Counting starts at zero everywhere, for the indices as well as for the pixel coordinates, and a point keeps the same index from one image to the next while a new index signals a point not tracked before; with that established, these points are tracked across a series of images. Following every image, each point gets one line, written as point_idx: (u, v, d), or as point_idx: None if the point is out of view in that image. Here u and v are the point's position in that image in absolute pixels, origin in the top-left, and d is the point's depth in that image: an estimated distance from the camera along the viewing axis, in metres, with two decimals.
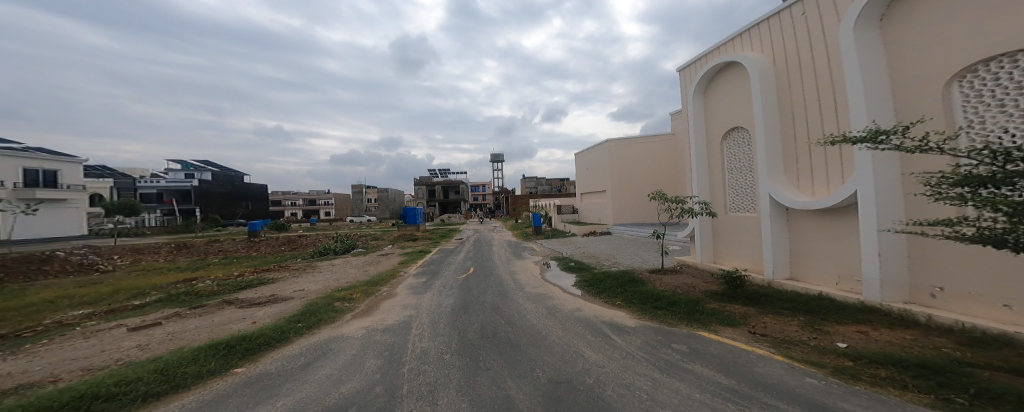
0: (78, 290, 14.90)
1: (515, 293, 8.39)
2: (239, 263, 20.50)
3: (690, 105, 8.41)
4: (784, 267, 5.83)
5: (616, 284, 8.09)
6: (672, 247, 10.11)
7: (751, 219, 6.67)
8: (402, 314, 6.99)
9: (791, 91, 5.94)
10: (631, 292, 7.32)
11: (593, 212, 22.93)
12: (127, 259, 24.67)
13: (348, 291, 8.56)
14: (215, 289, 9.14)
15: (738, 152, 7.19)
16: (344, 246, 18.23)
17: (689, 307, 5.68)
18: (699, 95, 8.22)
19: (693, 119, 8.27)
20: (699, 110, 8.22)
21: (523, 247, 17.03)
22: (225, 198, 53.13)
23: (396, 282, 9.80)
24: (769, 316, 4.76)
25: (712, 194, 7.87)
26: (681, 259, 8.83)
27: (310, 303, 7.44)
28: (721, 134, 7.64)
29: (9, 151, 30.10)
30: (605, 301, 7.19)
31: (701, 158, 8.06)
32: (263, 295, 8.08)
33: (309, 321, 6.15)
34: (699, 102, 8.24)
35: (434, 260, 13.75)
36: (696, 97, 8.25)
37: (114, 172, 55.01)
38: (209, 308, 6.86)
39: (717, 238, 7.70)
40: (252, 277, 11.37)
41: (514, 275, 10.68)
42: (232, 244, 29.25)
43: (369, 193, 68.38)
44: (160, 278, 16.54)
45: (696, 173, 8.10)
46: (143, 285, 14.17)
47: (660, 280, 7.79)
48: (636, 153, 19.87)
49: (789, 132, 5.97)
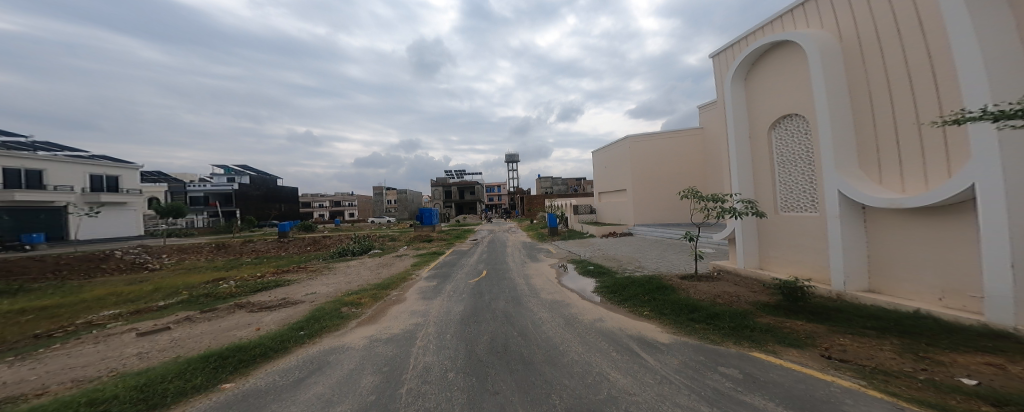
0: (122, 288, 15.59)
1: (529, 300, 7.74)
2: (266, 264, 20.95)
3: (727, 91, 7.39)
4: (859, 277, 4.88)
5: (642, 292, 7.22)
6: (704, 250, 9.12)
7: (810, 219, 5.68)
8: (408, 322, 6.50)
9: (867, 68, 4.90)
10: (661, 301, 6.43)
11: (612, 212, 21.87)
12: (172, 258, 25.95)
13: (358, 295, 8.21)
14: (231, 291, 9.04)
15: (791, 143, 6.18)
16: (361, 248, 18.20)
17: (735, 321, 4.78)
18: (738, 80, 7.20)
19: (732, 107, 7.24)
20: (739, 96, 7.20)
21: (540, 249, 16.31)
22: (261, 201, 55.60)
23: (407, 286, 9.36)
24: (845, 337, 3.85)
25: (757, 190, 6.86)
26: (716, 262, 7.87)
27: (317, 308, 7.10)
28: (768, 123, 6.61)
29: (80, 159, 32.69)
30: (631, 311, 6.34)
31: (743, 151, 7.03)
32: (275, 298, 7.86)
33: (311, 329, 5.77)
34: (738, 87, 7.22)
35: (449, 262, 13.28)
36: (735, 82, 7.23)
37: (163, 176, 58.83)
38: (219, 312, 6.63)
39: (764, 241, 6.73)
40: (271, 279, 11.31)
41: (528, 279, 10.00)
42: (263, 245, 30.25)
43: (392, 193, 69.67)
44: (192, 278, 17.02)
45: (735, 168, 7.07)
46: (174, 285, 14.59)
47: (694, 287, 6.85)
48: (659, 149, 18.62)
49: (866, 116, 4.94)
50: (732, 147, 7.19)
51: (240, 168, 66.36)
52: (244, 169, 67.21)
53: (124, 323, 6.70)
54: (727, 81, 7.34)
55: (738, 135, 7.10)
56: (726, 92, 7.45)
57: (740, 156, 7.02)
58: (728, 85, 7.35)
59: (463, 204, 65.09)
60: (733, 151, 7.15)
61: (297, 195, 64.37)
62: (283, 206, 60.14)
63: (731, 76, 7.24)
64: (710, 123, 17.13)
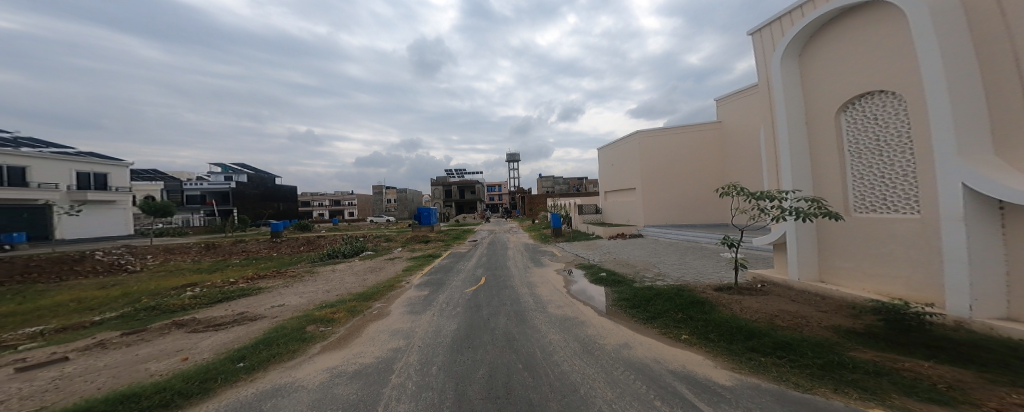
0: (88, 293, 14.33)
1: (535, 317, 6.58)
2: (252, 266, 19.67)
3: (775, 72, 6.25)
4: (993, 301, 3.76)
5: (674, 307, 5.97)
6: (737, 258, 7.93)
7: (905, 224, 4.55)
8: (388, 346, 5.27)
9: (1005, 26, 3.73)
10: (701, 321, 5.17)
11: (618, 212, 20.67)
12: (158, 258, 24.73)
13: (333, 308, 7.00)
14: (189, 301, 7.79)
15: (872, 130, 5.00)
16: (353, 249, 17.01)
17: (821, 357, 3.53)
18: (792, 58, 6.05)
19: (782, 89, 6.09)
20: (791, 76, 6.07)
21: (542, 251, 15.13)
22: (259, 200, 54.40)
23: (393, 297, 8.16)
24: (1012, 392, 2.62)
25: (818, 188, 5.68)
26: (757, 272, 6.66)
27: (278, 326, 5.83)
28: (835, 105, 5.44)
29: (68, 156, 31.61)
30: (665, 334, 5.05)
31: (800, 140, 5.86)
32: (229, 312, 6.61)
33: (256, 358, 4.50)
34: (789, 66, 6.10)
35: (443, 266, 12.00)
36: (786, 60, 6.11)
37: (158, 174, 57.61)
38: (150, 332, 5.40)
39: (827, 249, 5.57)
40: (244, 285, 10.04)
41: (533, 290, 8.70)
42: (253, 245, 29.02)
43: (390, 192, 68.37)
44: (169, 281, 15.75)
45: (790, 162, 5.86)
46: (145, 289, 13.37)
47: (738, 303, 5.61)
48: (671, 145, 17.29)
49: (1004, 89, 3.77)
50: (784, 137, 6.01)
51: (235, 166, 64.99)
52: (239, 167, 65.78)
53: (39, 344, 5.65)
54: (776, 59, 6.20)
55: (792, 121, 5.93)
56: (773, 73, 6.32)
57: (797, 147, 5.84)
58: (776, 65, 6.22)
59: (464, 204, 64.11)
60: (785, 141, 5.98)
61: (295, 194, 63.10)
62: (281, 205, 59.10)
63: (781, 53, 6.10)
64: (730, 117, 15.60)
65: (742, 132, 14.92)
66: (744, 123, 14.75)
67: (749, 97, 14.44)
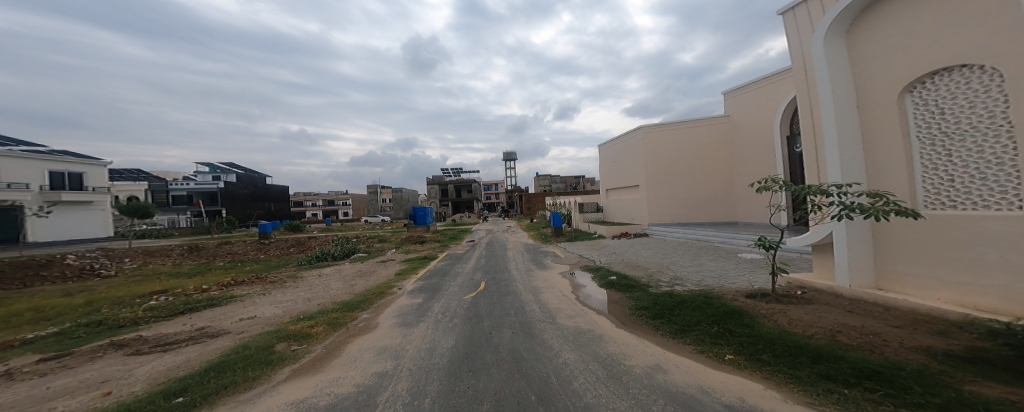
0: (54, 300, 13.23)
1: (543, 331, 5.76)
2: (237, 269, 18.63)
3: (816, 51, 5.47)
4: None
5: (706, 318, 5.15)
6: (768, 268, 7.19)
7: (1000, 223, 3.77)
8: (371, 369, 4.39)
9: None
10: (745, 337, 4.34)
11: (621, 211, 19.89)
12: (137, 262, 23.50)
13: (311, 321, 6.11)
14: (146, 313, 6.82)
15: (953, 112, 4.26)
16: (343, 251, 16.06)
17: (934, 392, 2.74)
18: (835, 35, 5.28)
19: (826, 71, 5.33)
20: (836, 55, 5.30)
21: (543, 252, 14.34)
22: (249, 200, 52.94)
23: (381, 306, 7.29)
24: None
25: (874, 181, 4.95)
26: (794, 277, 5.89)
27: (242, 344, 4.93)
28: (896, 87, 4.68)
29: (41, 155, 30.19)
30: (703, 354, 4.21)
31: (850, 128, 5.12)
32: (189, 328, 5.69)
33: (200, 391, 3.60)
34: (833, 44, 5.33)
35: (439, 269, 11.09)
36: (830, 37, 5.32)
37: (145, 175, 55.98)
38: (81, 357, 4.49)
39: (885, 251, 4.84)
40: (219, 292, 9.09)
41: (539, 296, 7.84)
42: (242, 247, 27.88)
43: (384, 192, 67.08)
44: (146, 287, 14.70)
45: (842, 154, 5.12)
46: (115, 297, 12.32)
47: (782, 312, 4.83)
48: (677, 140, 16.49)
49: None
50: (829, 125, 5.28)
51: (225, 166, 63.39)
52: (230, 167, 64.19)
53: None
54: (817, 37, 5.42)
55: (840, 107, 5.18)
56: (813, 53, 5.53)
57: (847, 136, 5.11)
58: (817, 43, 5.42)
59: (459, 203, 63.09)
60: (831, 130, 5.24)
61: (286, 194, 61.59)
62: (272, 205, 57.70)
63: (825, 29, 5.30)
64: (739, 110, 14.75)
65: (753, 127, 14.06)
66: (755, 117, 13.91)
67: (761, 90, 13.50)
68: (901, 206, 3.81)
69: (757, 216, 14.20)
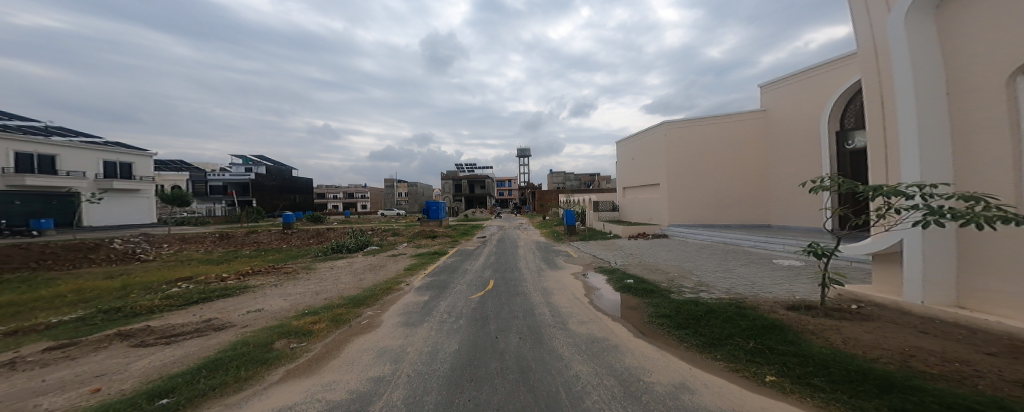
0: (91, 283, 13.84)
1: (553, 337, 5.41)
2: (258, 258, 19.10)
3: (895, 36, 5.12)
4: None
5: (738, 331, 4.62)
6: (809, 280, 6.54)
7: None
8: (370, 373, 4.15)
9: None
10: (789, 356, 3.79)
11: (638, 210, 19.10)
12: (174, 247, 24.66)
13: (316, 316, 5.97)
14: (159, 301, 6.86)
15: None
16: (358, 243, 16.15)
17: None
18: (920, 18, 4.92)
19: (906, 56, 4.99)
20: (920, 40, 4.94)
21: (555, 250, 13.90)
22: (277, 191, 54.89)
23: (387, 303, 7.10)
24: None
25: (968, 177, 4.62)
26: (849, 290, 5.41)
27: (241, 339, 4.79)
28: (998, 72, 4.36)
29: (95, 145, 32.10)
30: (738, 375, 3.70)
31: (935, 118, 4.82)
32: (197, 319, 5.64)
33: (186, 392, 3.42)
34: (917, 27, 4.96)
35: (448, 266, 10.86)
36: (913, 18, 4.95)
37: (185, 164, 58.89)
38: (85, 347, 4.43)
39: (973, 268, 4.38)
40: (233, 281, 9.17)
41: (550, 298, 7.44)
42: (266, 236, 28.77)
43: (402, 186, 67.97)
44: (172, 273, 15.19)
45: (927, 147, 4.79)
46: (144, 281, 12.76)
47: (833, 331, 4.26)
48: (705, 136, 15.44)
49: None
50: (908, 114, 4.97)
51: (255, 158, 65.80)
52: (258, 159, 66.60)
53: None
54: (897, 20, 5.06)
55: (923, 94, 4.86)
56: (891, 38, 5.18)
57: (930, 127, 4.81)
58: (896, 25, 5.06)
59: (475, 198, 63.22)
60: (910, 120, 4.93)
61: (310, 186, 63.43)
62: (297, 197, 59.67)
63: (906, 11, 4.94)
64: (777, 104, 13.72)
65: (792, 122, 13.05)
66: (796, 111, 12.89)
67: (805, 82, 12.49)
68: (1001, 211, 3.44)
69: (793, 219, 13.02)
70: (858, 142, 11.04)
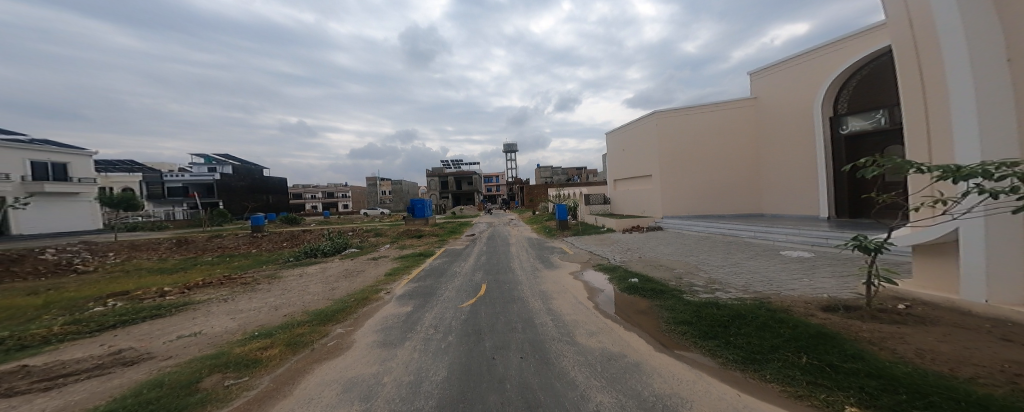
0: (16, 300, 12.04)
1: (560, 356, 4.47)
2: (223, 265, 17.43)
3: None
4: None
5: (784, 343, 3.82)
6: (832, 276, 5.94)
7: None
8: None
9: None
10: (864, 378, 3.01)
11: (629, 202, 18.56)
12: (123, 256, 22.33)
13: (267, 341, 4.84)
14: (72, 328, 5.55)
15: None
16: (334, 246, 14.85)
17: None
18: None
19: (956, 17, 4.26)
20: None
21: (548, 247, 13.07)
22: (247, 192, 51.67)
23: (361, 318, 6.02)
24: None
25: None
26: (893, 288, 4.79)
27: (152, 379, 3.68)
28: None
29: (18, 144, 28.67)
30: (806, 406, 2.87)
31: (993, 88, 4.14)
32: (106, 353, 4.43)
33: None
34: None
35: (434, 268, 9.80)
36: None
37: (141, 166, 54.78)
38: None
39: None
40: (178, 296, 7.84)
41: (550, 305, 6.55)
42: (233, 240, 26.65)
43: (382, 184, 65.38)
44: (119, 285, 13.48)
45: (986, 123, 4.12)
46: (79, 296, 11.14)
47: (901, 339, 3.51)
48: (694, 125, 14.96)
49: None
50: (963, 87, 4.27)
51: (221, 158, 61.88)
52: (225, 158, 62.70)
53: None
54: None
55: (977, 60, 4.18)
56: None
57: (988, 98, 4.13)
58: None
59: (459, 195, 61.62)
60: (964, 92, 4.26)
61: (285, 186, 60.28)
62: (271, 197, 56.54)
63: None
64: (766, 91, 13.21)
65: (781, 110, 12.59)
66: (785, 98, 12.41)
67: (795, 68, 11.96)
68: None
69: (785, 208, 12.66)
70: (853, 126, 10.62)
